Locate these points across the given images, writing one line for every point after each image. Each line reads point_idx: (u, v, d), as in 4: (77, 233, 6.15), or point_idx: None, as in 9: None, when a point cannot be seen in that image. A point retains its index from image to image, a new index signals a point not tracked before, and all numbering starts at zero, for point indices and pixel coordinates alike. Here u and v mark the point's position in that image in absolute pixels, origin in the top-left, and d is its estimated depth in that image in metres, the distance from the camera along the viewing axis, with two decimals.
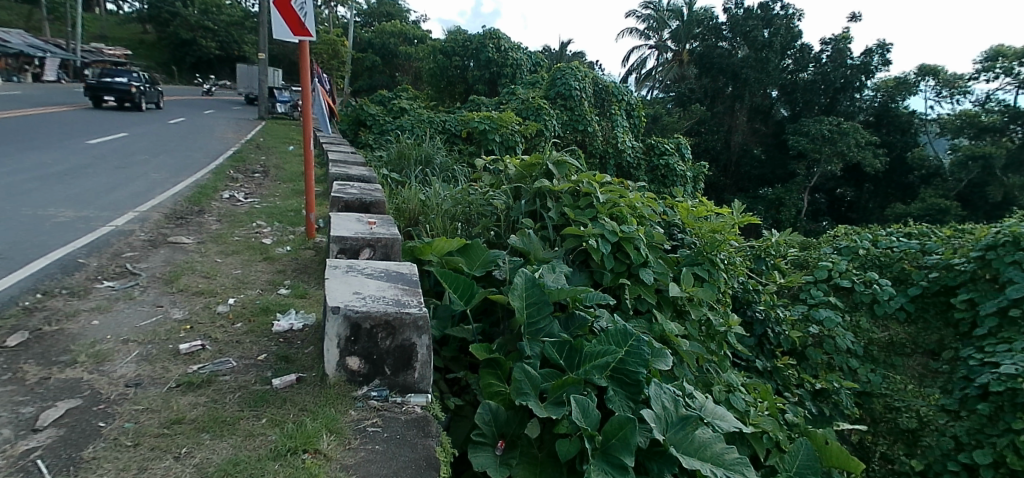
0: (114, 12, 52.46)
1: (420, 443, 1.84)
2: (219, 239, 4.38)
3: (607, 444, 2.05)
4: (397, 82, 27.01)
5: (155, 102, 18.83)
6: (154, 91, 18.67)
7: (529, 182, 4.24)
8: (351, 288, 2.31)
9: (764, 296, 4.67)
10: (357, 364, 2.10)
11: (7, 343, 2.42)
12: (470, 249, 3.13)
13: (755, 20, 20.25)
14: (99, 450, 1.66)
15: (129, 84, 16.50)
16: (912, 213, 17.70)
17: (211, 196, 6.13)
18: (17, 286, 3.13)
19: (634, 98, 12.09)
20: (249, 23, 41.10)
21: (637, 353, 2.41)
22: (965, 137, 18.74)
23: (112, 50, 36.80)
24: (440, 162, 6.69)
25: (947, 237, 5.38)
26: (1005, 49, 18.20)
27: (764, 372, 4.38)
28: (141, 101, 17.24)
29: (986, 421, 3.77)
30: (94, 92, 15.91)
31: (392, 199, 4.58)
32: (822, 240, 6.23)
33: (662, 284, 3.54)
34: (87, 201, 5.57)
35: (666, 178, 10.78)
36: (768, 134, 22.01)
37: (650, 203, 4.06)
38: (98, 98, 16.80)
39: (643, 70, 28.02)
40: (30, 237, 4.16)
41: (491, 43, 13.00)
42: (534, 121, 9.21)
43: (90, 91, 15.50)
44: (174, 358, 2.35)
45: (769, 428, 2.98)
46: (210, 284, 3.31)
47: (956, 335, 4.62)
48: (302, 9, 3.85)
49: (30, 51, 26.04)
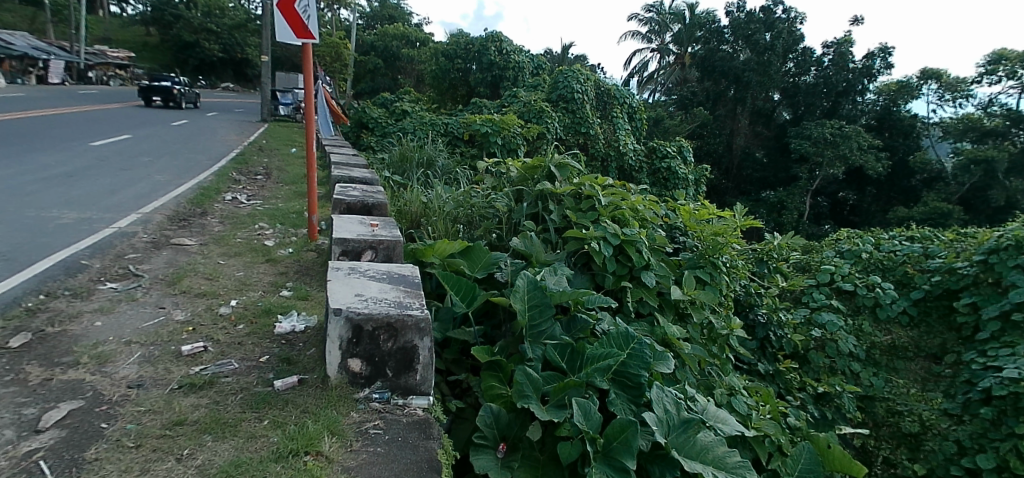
0: (117, 14, 52.64)
1: (422, 446, 1.84)
2: (221, 240, 4.39)
3: (609, 447, 2.03)
4: (400, 84, 27.12)
5: (193, 101, 21.98)
6: (192, 92, 21.88)
7: (531, 184, 4.26)
8: (354, 291, 2.31)
9: (766, 300, 4.66)
10: (359, 366, 2.11)
11: (9, 344, 2.42)
12: (471, 251, 3.12)
13: (757, 23, 20.11)
14: (101, 451, 1.66)
15: (172, 85, 19.83)
16: (915, 217, 17.65)
17: (214, 198, 6.15)
18: (19, 288, 3.14)
19: (636, 100, 12.05)
20: (252, 26, 41.28)
21: (639, 357, 2.41)
22: (968, 141, 18.70)
23: (116, 52, 36.84)
24: (442, 165, 6.71)
25: (951, 240, 5.35)
26: (1007, 53, 18.22)
27: (765, 375, 4.38)
28: (182, 101, 20.50)
29: (989, 425, 3.75)
30: (145, 91, 19.35)
31: (395, 201, 4.61)
32: (824, 244, 6.23)
33: (664, 287, 3.54)
34: (89, 203, 5.57)
35: (669, 181, 10.75)
36: (770, 137, 22.02)
37: (652, 206, 4.05)
38: (148, 99, 20.20)
39: (645, 73, 28.08)
40: (34, 239, 4.17)
41: (493, 45, 13.01)
42: (536, 124, 9.23)
43: (142, 93, 18.99)
44: (176, 360, 2.36)
45: (772, 432, 2.96)
46: (212, 286, 3.31)
47: (960, 339, 4.59)
48: (305, 11, 3.86)
49: (33, 54, 26.13)
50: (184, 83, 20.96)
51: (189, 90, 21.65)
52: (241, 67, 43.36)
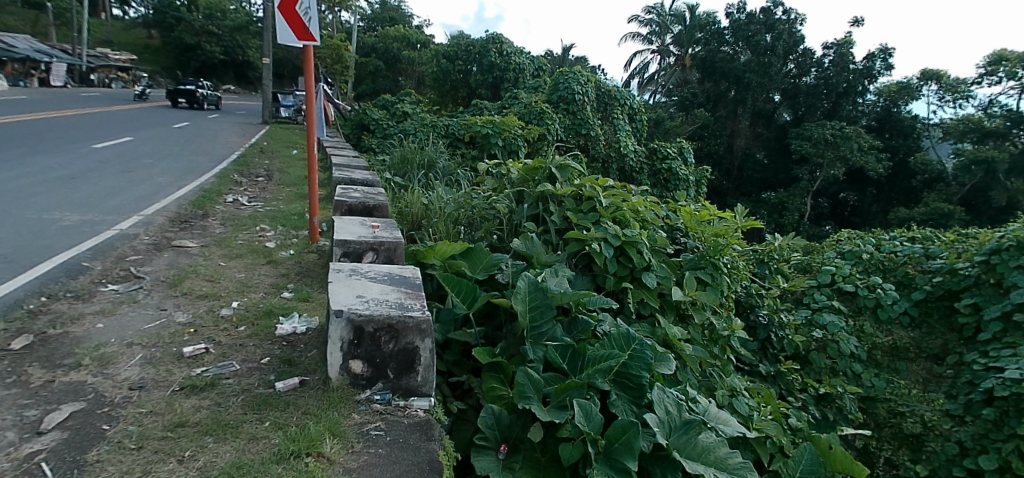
0: (119, 18, 52.81)
1: (423, 447, 1.84)
2: (223, 242, 4.41)
3: (610, 448, 2.03)
4: (401, 86, 27.21)
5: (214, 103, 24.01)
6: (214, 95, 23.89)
7: (532, 186, 4.26)
8: (355, 292, 2.32)
9: (767, 300, 4.66)
10: (360, 367, 2.11)
11: (12, 346, 2.43)
12: (472, 252, 3.13)
13: (757, 24, 20.15)
14: (104, 453, 1.67)
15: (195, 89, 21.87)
16: (916, 217, 17.63)
17: (216, 200, 6.17)
18: (21, 290, 3.14)
19: (637, 102, 12.05)
20: (253, 28, 41.39)
21: (640, 358, 2.40)
22: (969, 141, 18.67)
23: (117, 55, 36.95)
24: (443, 167, 6.72)
25: (952, 241, 5.35)
26: (1007, 53, 18.20)
27: (768, 376, 4.33)
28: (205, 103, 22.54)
29: (991, 426, 3.75)
30: (173, 94, 21.50)
31: (396, 203, 4.62)
32: (825, 245, 6.23)
33: (665, 288, 3.54)
34: (91, 206, 5.58)
35: (669, 182, 10.73)
36: (771, 138, 22.02)
37: (653, 207, 4.05)
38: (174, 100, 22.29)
39: (646, 74, 28.09)
40: (36, 242, 4.18)
41: (494, 47, 13.02)
42: (536, 125, 9.24)
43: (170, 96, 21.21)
44: (179, 361, 2.36)
45: (774, 433, 2.96)
46: (214, 288, 3.32)
47: (961, 340, 4.58)
48: (306, 14, 3.88)
49: (35, 57, 26.22)
50: (207, 87, 23.00)
51: (211, 92, 23.71)
52: (242, 70, 43.44)
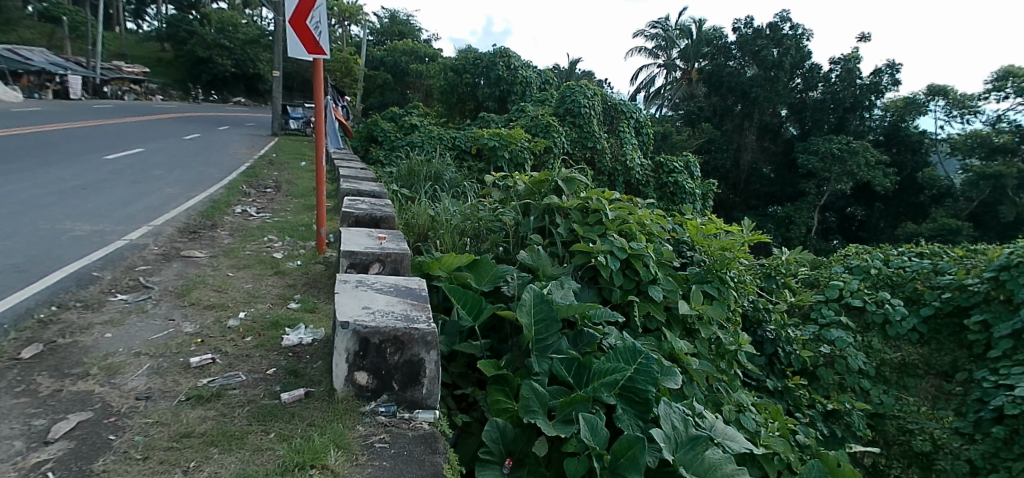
0: (133, 31, 53.87)
1: (428, 460, 1.82)
2: (230, 253, 4.43)
3: (615, 463, 2.01)
4: (408, 99, 26.82)
5: None
6: None
7: (538, 198, 4.31)
8: (361, 303, 2.33)
9: (774, 315, 4.54)
10: (365, 379, 2.11)
11: (21, 355, 2.45)
12: (478, 265, 3.16)
13: (764, 39, 20.36)
14: (109, 462, 1.67)
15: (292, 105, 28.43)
16: (923, 233, 17.48)
17: (225, 211, 6.21)
18: (33, 299, 3.18)
19: (643, 115, 12.11)
20: (264, 41, 42.05)
21: (647, 372, 2.39)
22: (977, 157, 18.65)
23: (131, 68, 37.55)
24: (450, 178, 6.82)
25: (959, 257, 5.33)
26: (1016, 69, 18.16)
27: (774, 392, 4.29)
28: None
29: (1001, 444, 3.80)
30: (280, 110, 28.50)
31: (402, 213, 4.62)
32: (832, 259, 6.20)
33: (671, 301, 3.52)
34: (102, 216, 5.62)
35: (675, 195, 10.69)
36: (778, 152, 21.94)
37: (659, 220, 4.02)
38: None
39: (652, 88, 28.26)
40: (48, 251, 4.24)
41: (501, 61, 13.20)
42: (543, 138, 9.33)
43: None
44: (184, 371, 2.37)
45: (781, 450, 2.91)
46: (220, 298, 3.34)
47: (970, 357, 4.56)
48: (316, 28, 3.94)
49: (51, 69, 26.73)
50: None
51: None
52: (253, 82, 44.12)
